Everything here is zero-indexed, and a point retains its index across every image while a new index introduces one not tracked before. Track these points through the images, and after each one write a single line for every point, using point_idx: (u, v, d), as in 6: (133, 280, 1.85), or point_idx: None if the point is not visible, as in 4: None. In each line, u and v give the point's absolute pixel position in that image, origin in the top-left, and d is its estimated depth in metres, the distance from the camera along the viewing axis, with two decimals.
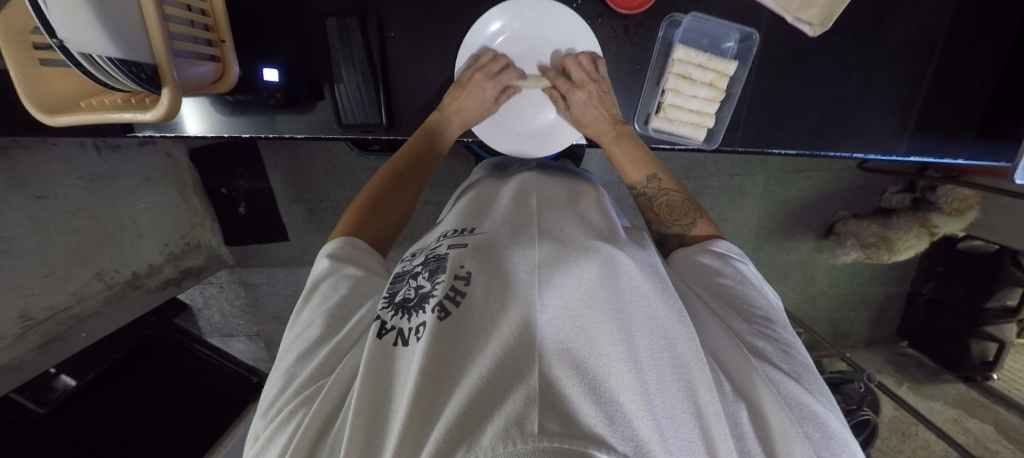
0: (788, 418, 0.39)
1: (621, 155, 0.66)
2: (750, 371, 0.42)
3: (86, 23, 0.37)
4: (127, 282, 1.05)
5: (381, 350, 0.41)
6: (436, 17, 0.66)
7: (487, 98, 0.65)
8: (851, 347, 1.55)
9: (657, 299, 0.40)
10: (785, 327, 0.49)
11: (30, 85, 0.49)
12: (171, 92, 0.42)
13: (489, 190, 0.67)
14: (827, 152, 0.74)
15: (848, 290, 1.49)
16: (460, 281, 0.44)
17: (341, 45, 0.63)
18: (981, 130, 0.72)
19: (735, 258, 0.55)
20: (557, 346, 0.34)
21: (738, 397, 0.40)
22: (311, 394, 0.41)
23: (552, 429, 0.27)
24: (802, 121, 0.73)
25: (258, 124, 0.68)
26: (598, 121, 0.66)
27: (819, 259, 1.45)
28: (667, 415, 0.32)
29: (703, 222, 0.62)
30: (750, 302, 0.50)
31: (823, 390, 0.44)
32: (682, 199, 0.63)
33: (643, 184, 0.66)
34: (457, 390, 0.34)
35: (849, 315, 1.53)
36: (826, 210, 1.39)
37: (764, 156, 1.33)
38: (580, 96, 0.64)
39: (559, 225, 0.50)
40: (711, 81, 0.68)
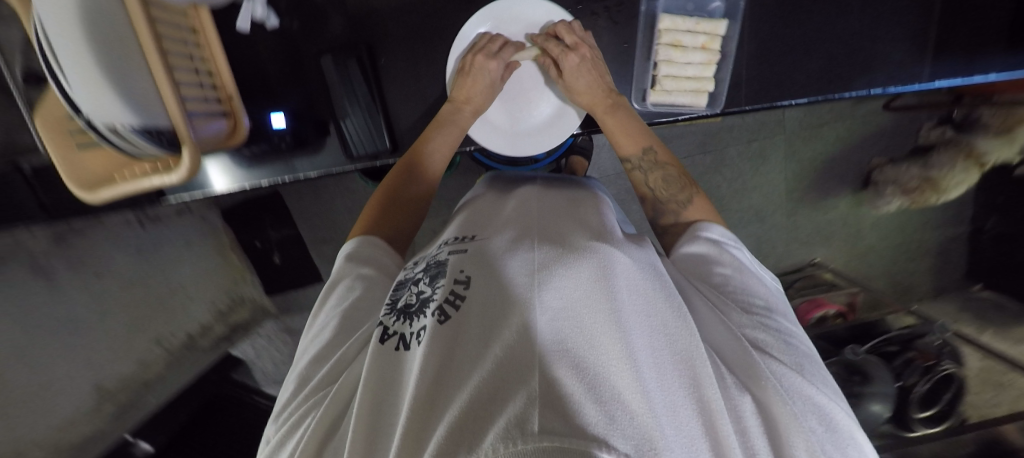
0: (795, 414, 0.37)
1: (615, 124, 0.65)
2: (753, 365, 0.41)
3: (109, 98, 0.39)
4: (179, 344, 1.11)
5: (384, 355, 0.41)
6: (424, 37, 0.68)
7: (490, 84, 0.65)
8: (920, 301, 1.42)
9: (653, 299, 0.41)
10: (789, 321, 0.47)
11: (70, 169, 0.53)
12: (191, 152, 0.44)
13: (489, 201, 0.68)
14: (841, 93, 0.70)
15: (902, 240, 1.38)
16: (459, 285, 0.45)
17: (343, 85, 0.68)
18: (1011, 41, 0.68)
19: (730, 245, 0.53)
20: (556, 345, 0.33)
21: (743, 393, 0.39)
22: (318, 401, 0.42)
23: (558, 429, 0.25)
24: (809, 67, 0.70)
25: (274, 170, 0.71)
26: (591, 89, 0.65)
27: (862, 212, 1.35)
28: (667, 411, 0.31)
29: (698, 198, 0.60)
30: (753, 295, 0.48)
31: (829, 385, 0.43)
32: (676, 174, 0.62)
33: (638, 159, 0.65)
34: (456, 393, 0.33)
35: (910, 267, 1.40)
36: (859, 159, 1.31)
37: (781, 116, 1.27)
38: (571, 60, 0.63)
39: (559, 230, 0.51)
40: (703, 44, 0.67)
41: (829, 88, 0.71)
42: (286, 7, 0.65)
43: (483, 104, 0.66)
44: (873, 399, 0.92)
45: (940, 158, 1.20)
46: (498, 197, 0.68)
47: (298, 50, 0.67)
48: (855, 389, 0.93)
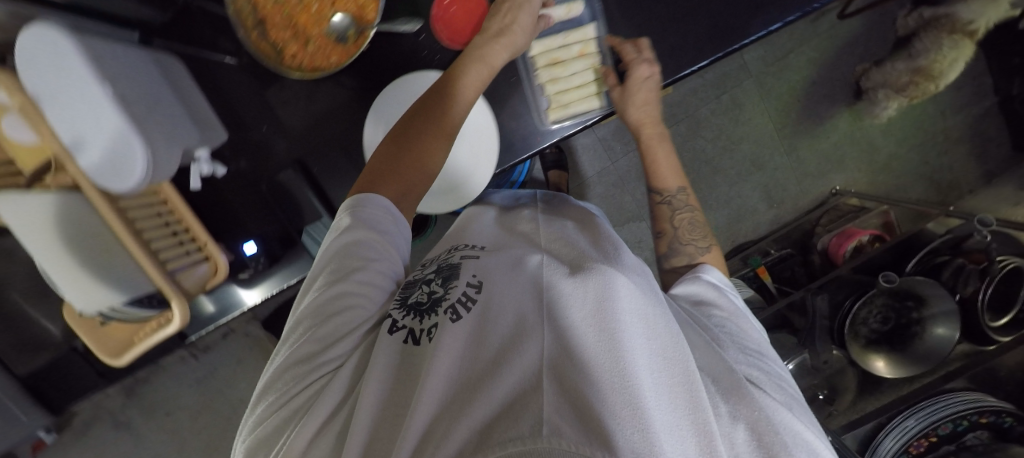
0: (784, 441, 0.35)
1: (656, 157, 0.67)
2: (742, 389, 0.39)
3: (93, 287, 0.47)
4: None
5: (397, 350, 0.41)
6: (355, 112, 0.66)
7: (525, 19, 0.58)
8: (969, 194, 1.29)
9: (653, 320, 0.39)
10: (775, 361, 0.46)
11: (98, 343, 0.56)
12: (177, 304, 0.52)
13: (492, 218, 0.66)
14: (741, 42, 0.63)
15: (924, 137, 1.27)
16: (471, 288, 0.44)
17: (298, 184, 0.65)
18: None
19: (728, 292, 0.53)
20: (568, 362, 0.32)
21: (733, 419, 0.36)
22: (309, 395, 0.39)
23: (568, 436, 0.26)
24: (696, 28, 0.63)
25: (268, 284, 0.67)
26: (647, 105, 0.63)
27: (866, 125, 1.26)
28: (673, 431, 0.29)
29: (714, 251, 0.61)
30: (745, 337, 0.47)
31: (813, 424, 0.41)
32: (701, 220, 0.63)
33: (671, 194, 0.65)
34: (467, 401, 0.32)
35: (943, 162, 1.28)
36: (842, 73, 1.24)
37: (740, 61, 1.24)
38: (643, 72, 0.60)
39: (563, 249, 0.50)
40: (580, 52, 0.63)
41: (728, 39, 0.63)
42: (229, 151, 0.65)
43: (519, 38, 0.58)
44: (936, 322, 0.87)
45: (922, 44, 1.03)
46: (503, 213, 0.68)
47: (256, 167, 0.66)
48: (913, 317, 0.89)
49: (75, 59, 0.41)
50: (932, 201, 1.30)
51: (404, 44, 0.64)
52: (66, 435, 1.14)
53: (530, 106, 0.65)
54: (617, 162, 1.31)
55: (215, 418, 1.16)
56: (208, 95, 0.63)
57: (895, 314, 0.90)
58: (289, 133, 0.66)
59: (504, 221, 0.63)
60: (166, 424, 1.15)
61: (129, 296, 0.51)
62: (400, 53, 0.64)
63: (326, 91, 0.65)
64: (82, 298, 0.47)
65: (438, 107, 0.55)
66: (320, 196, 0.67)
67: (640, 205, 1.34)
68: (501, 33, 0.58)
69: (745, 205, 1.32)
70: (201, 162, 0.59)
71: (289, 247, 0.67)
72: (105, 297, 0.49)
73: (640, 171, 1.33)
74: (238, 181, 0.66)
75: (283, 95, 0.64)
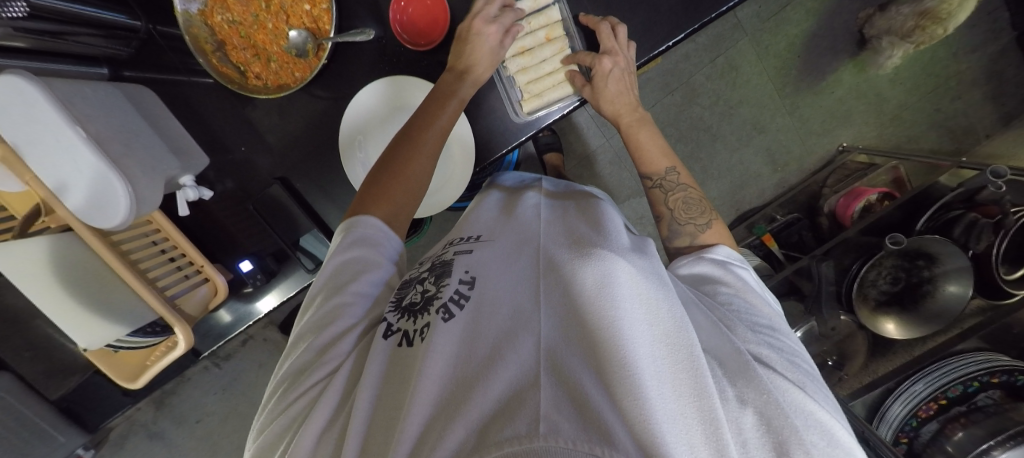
0: (797, 427, 0.30)
1: (638, 143, 0.63)
2: (750, 371, 0.34)
3: (95, 323, 0.50)
4: None
5: (391, 356, 0.37)
6: (329, 125, 0.67)
7: (489, 53, 0.59)
8: (987, 137, 1.23)
9: (656, 293, 0.34)
10: (790, 338, 0.42)
11: (114, 367, 0.58)
12: (182, 328, 0.54)
13: (494, 205, 0.60)
14: (718, 11, 0.62)
15: (937, 81, 1.20)
16: (464, 285, 0.40)
17: (288, 197, 0.67)
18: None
19: (735, 264, 0.48)
20: (569, 355, 0.31)
21: (741, 402, 0.31)
22: (308, 408, 0.37)
23: (564, 432, 0.24)
24: (668, 2, 0.62)
25: (273, 295, 0.72)
26: (622, 98, 0.61)
27: (871, 75, 1.20)
28: (679, 422, 0.26)
29: (716, 224, 0.55)
30: (755, 312, 0.42)
31: (829, 401, 0.37)
32: (698, 197, 0.57)
33: (662, 177, 0.60)
34: (458, 410, 0.29)
35: (957, 107, 1.22)
36: (844, 21, 1.17)
37: (733, 20, 1.17)
38: (606, 66, 0.59)
39: (562, 226, 0.46)
40: (546, 37, 0.64)
41: (702, 10, 0.62)
42: (214, 173, 0.68)
43: (485, 76, 0.60)
44: (948, 279, 0.84)
45: None
46: (505, 199, 0.62)
47: (245, 186, 0.69)
48: (925, 274, 0.86)
49: (44, 105, 0.42)
50: (945, 149, 1.25)
51: (366, 50, 0.64)
52: (109, 446, 1.21)
53: (503, 98, 0.66)
54: (612, 139, 1.28)
55: (240, 421, 1.21)
56: (187, 123, 0.66)
57: (905, 274, 0.88)
58: (273, 150, 0.68)
59: (506, 205, 0.58)
60: (198, 431, 1.21)
61: (134, 326, 0.54)
62: (361, 59, 0.64)
63: (298, 105, 0.66)
64: (87, 335, 0.50)
65: (413, 138, 0.56)
66: (306, 207, 0.69)
67: (638, 182, 1.32)
68: (467, 72, 0.59)
69: (748, 172, 1.28)
70: (187, 187, 0.62)
71: (284, 261, 0.71)
72: (111, 331, 0.51)
73: None
74: (229, 201, 0.69)
75: (259, 113, 0.66)
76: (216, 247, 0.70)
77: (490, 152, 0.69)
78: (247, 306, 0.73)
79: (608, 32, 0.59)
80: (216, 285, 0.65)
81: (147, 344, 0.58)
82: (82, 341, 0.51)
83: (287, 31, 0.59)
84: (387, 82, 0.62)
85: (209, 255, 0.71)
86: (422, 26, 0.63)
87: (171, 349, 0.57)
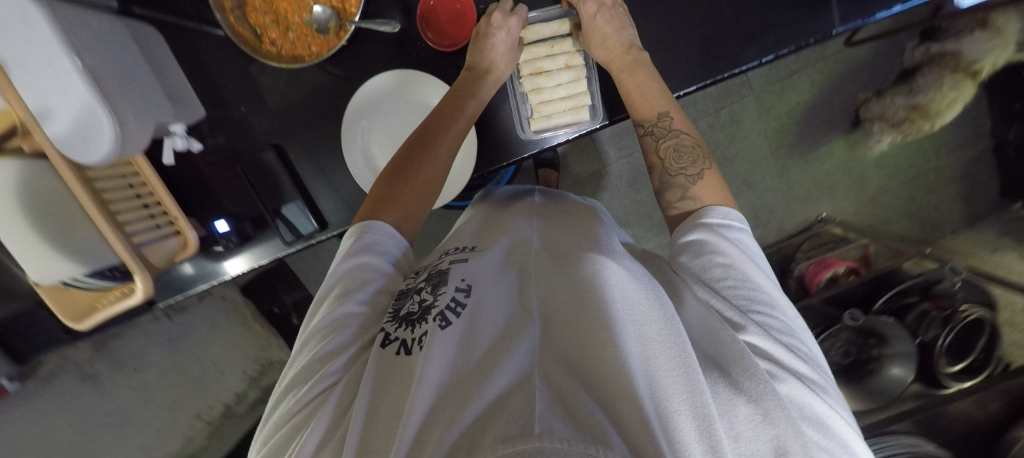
0: (791, 417, 0.32)
1: (632, 85, 0.59)
2: (745, 359, 0.36)
3: (50, 259, 0.48)
4: (222, 414, 1.23)
5: (384, 363, 0.37)
6: (336, 104, 0.67)
7: (506, 46, 0.61)
8: (950, 233, 1.31)
9: (651, 301, 0.37)
10: (787, 315, 0.42)
11: (62, 306, 0.55)
12: (141, 279, 0.52)
13: (482, 216, 0.63)
14: (730, 72, 0.65)
15: (915, 173, 1.28)
16: (461, 292, 0.41)
17: (281, 166, 0.66)
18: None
19: (731, 228, 0.47)
20: (564, 358, 0.33)
21: (733, 395, 0.34)
22: (310, 413, 0.36)
23: (559, 433, 0.23)
24: (686, 54, 0.65)
25: (245, 260, 0.71)
26: (609, 42, 0.61)
27: (859, 155, 1.27)
28: (673, 413, 0.28)
29: (710, 173, 0.55)
30: (752, 285, 0.42)
31: (831, 390, 0.39)
32: (691, 145, 0.57)
33: (654, 122, 0.58)
34: (457, 404, 0.29)
35: (929, 200, 1.30)
36: (844, 99, 1.23)
37: (744, 77, 1.21)
38: (590, 9, 0.60)
39: (561, 246, 0.48)
40: (566, 62, 0.65)
41: (716, 67, 0.65)
42: (208, 127, 0.66)
43: (504, 73, 0.62)
44: (893, 361, 0.89)
45: (925, 80, 1.04)
46: (503, 208, 0.64)
47: (237, 146, 0.67)
48: (873, 352, 0.90)
49: (44, 28, 0.40)
50: (913, 236, 1.32)
51: (387, 38, 0.64)
52: None
53: (513, 114, 0.68)
54: (609, 167, 1.29)
55: (183, 377, 1.17)
56: (189, 72, 0.64)
57: (857, 349, 0.92)
58: (274, 117, 0.67)
59: (507, 214, 0.60)
60: (134, 382, 1.16)
61: (93, 269, 0.52)
62: (381, 46, 0.64)
63: (308, 77, 0.65)
64: (41, 270, 0.49)
65: (431, 140, 0.57)
66: (294, 178, 0.68)
67: (626, 213, 1.34)
68: (490, 69, 0.61)
69: None
70: (176, 135, 0.62)
71: (261, 227, 0.69)
72: (65, 269, 0.49)
73: (630, 179, 1.30)
74: (217, 157, 0.67)
75: (267, 77, 0.65)
76: (194, 201, 0.68)
77: (494, 162, 0.69)
78: (214, 265, 0.71)
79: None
80: (186, 240, 0.63)
81: (103, 287, 0.57)
82: (35, 274, 0.49)
83: (311, 5, 0.58)
84: (405, 73, 0.62)
85: (186, 208, 0.69)
86: (450, 30, 0.64)
87: (126, 298, 0.55)
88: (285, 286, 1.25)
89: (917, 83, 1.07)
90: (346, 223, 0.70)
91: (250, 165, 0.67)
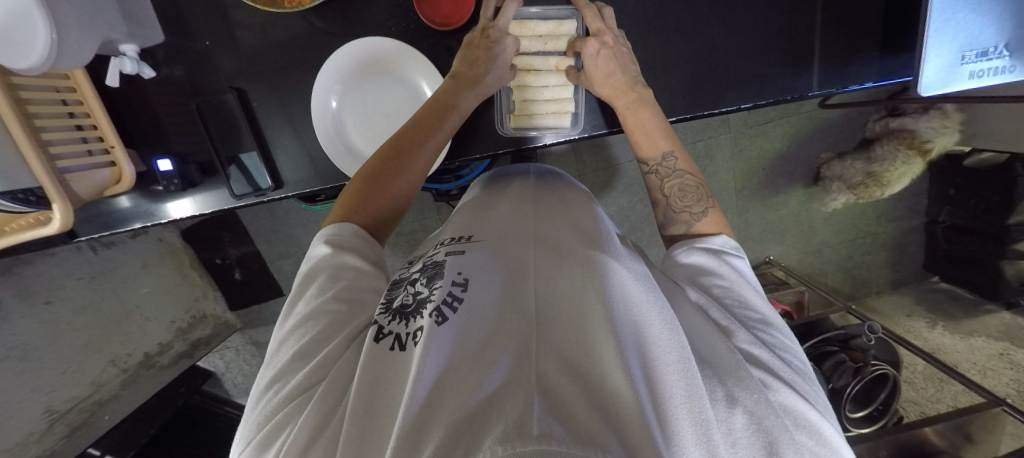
0: (786, 426, 0.34)
1: (636, 124, 0.60)
2: (741, 370, 0.37)
3: None
4: (141, 363, 1.06)
5: (376, 355, 0.37)
6: (314, 58, 0.63)
7: (500, 64, 0.61)
8: (876, 293, 1.45)
9: (652, 306, 0.38)
10: (782, 332, 0.45)
11: None
12: (60, 208, 0.48)
13: (471, 204, 0.64)
14: (711, 110, 0.67)
15: (855, 234, 1.40)
16: (457, 287, 0.41)
17: (241, 113, 0.63)
18: (885, 47, 0.66)
19: (730, 254, 0.49)
20: (566, 356, 0.33)
21: (731, 403, 0.34)
22: (300, 406, 0.37)
23: (557, 435, 0.24)
24: (675, 85, 0.66)
25: (187, 206, 0.66)
26: (613, 78, 0.60)
27: (814, 207, 1.36)
28: (675, 418, 0.29)
29: (713, 211, 0.55)
30: (748, 307, 0.45)
31: (820, 398, 0.41)
32: (696, 184, 0.57)
33: (659, 161, 0.59)
34: (459, 398, 0.30)
35: (864, 261, 1.43)
36: (809, 155, 1.31)
37: (725, 116, 1.26)
38: (592, 49, 0.60)
39: (559, 240, 0.49)
40: (556, 65, 0.65)
41: (700, 103, 0.67)
42: (165, 54, 0.61)
43: (490, 89, 0.62)
44: None
45: (882, 151, 1.12)
46: (498, 195, 0.65)
47: (196, 81, 0.62)
48: None
49: None
50: (844, 290, 1.45)
51: (380, 2, 0.61)
52: None
53: (497, 106, 0.67)
54: (585, 177, 1.31)
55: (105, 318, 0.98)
56: None
57: None
58: (243, 57, 0.62)
59: (510, 201, 0.60)
60: None
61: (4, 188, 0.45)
62: (372, 8, 0.61)
63: (287, 24, 0.61)
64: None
65: (409, 152, 0.57)
66: (252, 128, 0.64)
67: None
68: (475, 82, 0.60)
69: None
70: (126, 57, 0.56)
71: (209, 174, 0.65)
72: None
73: (603, 191, 1.33)
74: (171, 90, 0.62)
75: (241, 14, 0.61)
76: (136, 132, 0.63)
77: (468, 151, 0.69)
78: (152, 206, 0.66)
79: (593, 13, 0.61)
80: (122, 173, 0.58)
81: (13, 212, 0.49)
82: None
83: None
84: (385, 42, 0.59)
85: (126, 139, 0.63)
86: (445, 7, 0.61)
87: (38, 227, 0.50)
88: (232, 239, 1.29)
89: (874, 151, 1.15)
90: (303, 185, 0.67)
91: (207, 105, 0.62)
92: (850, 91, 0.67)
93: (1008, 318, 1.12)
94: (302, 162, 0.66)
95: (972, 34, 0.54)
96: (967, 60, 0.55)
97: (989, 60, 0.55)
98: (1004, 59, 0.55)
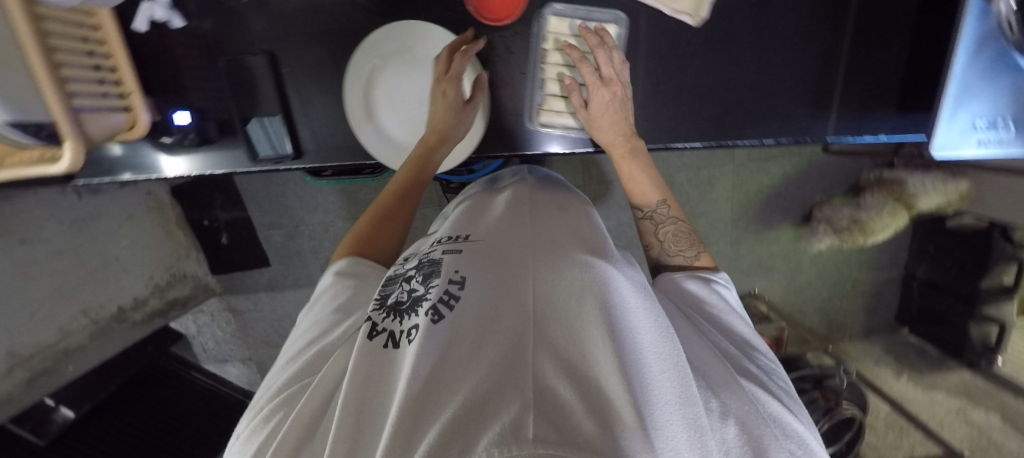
0: (775, 434, 0.33)
1: (629, 174, 0.61)
2: (731, 382, 0.38)
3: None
4: (113, 317, 1.02)
5: (368, 352, 0.37)
6: (348, 33, 0.63)
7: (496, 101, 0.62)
8: (848, 338, 1.49)
9: (648, 315, 0.38)
10: (766, 356, 0.45)
11: None
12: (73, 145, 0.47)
13: (475, 199, 0.64)
14: (732, 140, 0.69)
15: (838, 276, 1.44)
16: (454, 285, 0.41)
17: (269, 77, 0.62)
18: (901, 103, 0.69)
19: (720, 284, 0.52)
20: (563, 358, 0.33)
21: (724, 415, 0.34)
22: (293, 399, 0.37)
23: (552, 439, 0.24)
24: (702, 112, 0.68)
25: (198, 163, 0.65)
26: (615, 127, 0.61)
27: (801, 247, 1.40)
28: (670, 422, 0.28)
29: (704, 257, 0.57)
30: (733, 331, 0.47)
31: (800, 406, 0.41)
32: (687, 230, 0.59)
33: (652, 208, 0.61)
34: (453, 398, 0.30)
35: (842, 304, 1.47)
36: (805, 196, 1.35)
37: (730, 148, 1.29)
38: (603, 96, 0.59)
39: (558, 240, 0.48)
40: None
41: (724, 133, 0.69)
42: (195, 5, 0.59)
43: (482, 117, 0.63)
44: None
45: (872, 201, 1.18)
46: (501, 194, 0.65)
47: (224, 40, 0.61)
48: None
49: None
50: (820, 331, 1.50)
51: None
52: None
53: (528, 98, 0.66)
54: (589, 188, 1.32)
55: (80, 266, 0.94)
56: None
57: None
58: (276, 23, 0.61)
59: (514, 200, 0.60)
60: None
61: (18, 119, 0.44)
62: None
63: None
64: None
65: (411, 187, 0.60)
66: (279, 93, 0.63)
67: None
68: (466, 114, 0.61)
69: None
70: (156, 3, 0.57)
71: (228, 133, 0.64)
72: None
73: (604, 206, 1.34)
74: (197, 43, 0.61)
75: None
76: (154, 78, 0.62)
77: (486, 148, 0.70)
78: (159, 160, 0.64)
79: (606, 58, 0.60)
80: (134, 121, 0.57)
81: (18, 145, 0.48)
82: None
83: None
84: (415, 22, 0.60)
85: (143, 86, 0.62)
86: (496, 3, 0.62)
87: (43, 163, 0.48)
88: (224, 201, 1.25)
89: (864, 199, 1.21)
90: (321, 158, 0.66)
91: (234, 65, 0.61)
92: (864, 140, 0.70)
93: (968, 378, 1.24)
94: (327, 138, 0.66)
95: (984, 106, 0.58)
96: (978, 128, 0.59)
97: (996, 131, 0.59)
98: (1008, 131, 0.59)
